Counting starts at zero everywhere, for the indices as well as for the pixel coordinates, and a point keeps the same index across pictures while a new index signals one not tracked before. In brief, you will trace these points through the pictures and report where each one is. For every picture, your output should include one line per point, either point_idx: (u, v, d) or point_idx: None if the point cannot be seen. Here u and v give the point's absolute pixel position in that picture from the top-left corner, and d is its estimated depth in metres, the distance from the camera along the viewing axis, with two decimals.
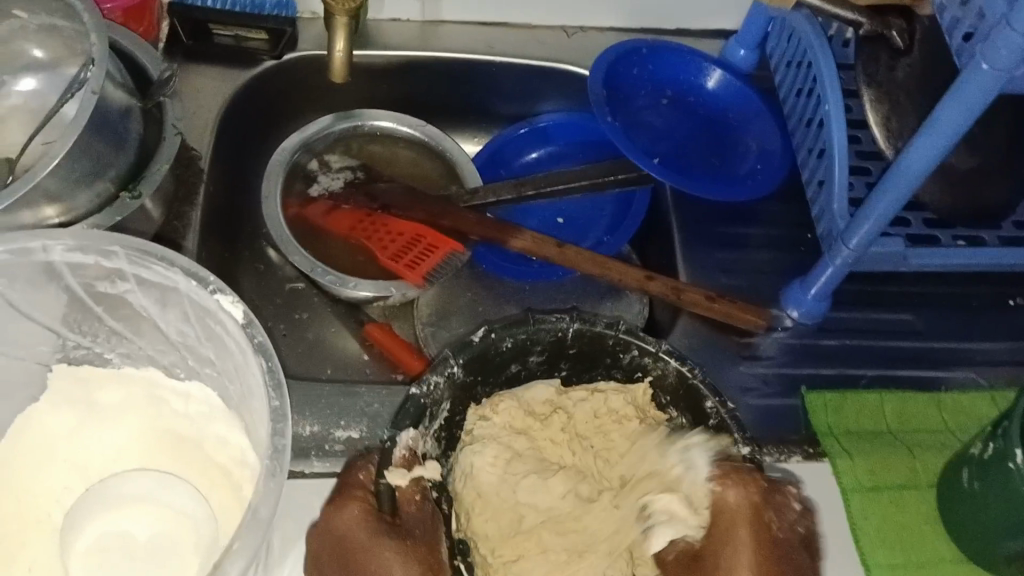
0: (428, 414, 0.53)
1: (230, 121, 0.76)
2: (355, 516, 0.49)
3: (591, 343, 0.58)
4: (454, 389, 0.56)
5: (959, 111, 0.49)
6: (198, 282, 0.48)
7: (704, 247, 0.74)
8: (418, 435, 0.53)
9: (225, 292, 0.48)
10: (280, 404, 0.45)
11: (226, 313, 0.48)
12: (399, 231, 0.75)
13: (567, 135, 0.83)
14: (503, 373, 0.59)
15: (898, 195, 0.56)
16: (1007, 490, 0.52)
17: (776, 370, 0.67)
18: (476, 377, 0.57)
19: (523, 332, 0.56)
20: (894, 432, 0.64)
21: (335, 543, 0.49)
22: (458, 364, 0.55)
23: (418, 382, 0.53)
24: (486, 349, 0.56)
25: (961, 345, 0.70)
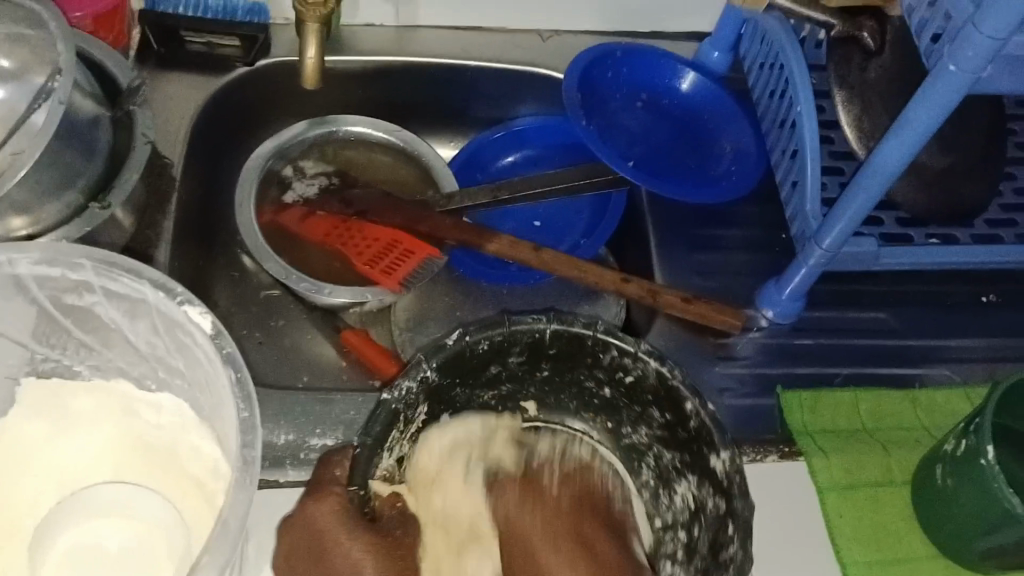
0: (400, 419, 0.52)
1: (202, 128, 0.75)
2: (329, 513, 0.48)
3: (568, 343, 0.56)
4: (429, 391, 0.54)
5: (927, 111, 0.50)
6: (166, 294, 0.48)
7: (680, 248, 0.74)
8: (390, 442, 0.51)
9: (193, 302, 0.47)
10: (250, 415, 0.45)
11: (195, 324, 0.47)
12: (376, 236, 0.75)
13: (542, 138, 0.83)
14: (484, 374, 0.58)
15: (871, 195, 0.56)
16: (980, 486, 0.53)
17: (753, 370, 0.68)
18: (453, 378, 0.56)
19: (500, 332, 0.54)
20: (870, 430, 0.64)
21: (312, 536, 0.48)
22: (432, 368, 0.53)
23: (389, 388, 0.51)
24: (462, 351, 0.54)
25: (936, 342, 0.71)
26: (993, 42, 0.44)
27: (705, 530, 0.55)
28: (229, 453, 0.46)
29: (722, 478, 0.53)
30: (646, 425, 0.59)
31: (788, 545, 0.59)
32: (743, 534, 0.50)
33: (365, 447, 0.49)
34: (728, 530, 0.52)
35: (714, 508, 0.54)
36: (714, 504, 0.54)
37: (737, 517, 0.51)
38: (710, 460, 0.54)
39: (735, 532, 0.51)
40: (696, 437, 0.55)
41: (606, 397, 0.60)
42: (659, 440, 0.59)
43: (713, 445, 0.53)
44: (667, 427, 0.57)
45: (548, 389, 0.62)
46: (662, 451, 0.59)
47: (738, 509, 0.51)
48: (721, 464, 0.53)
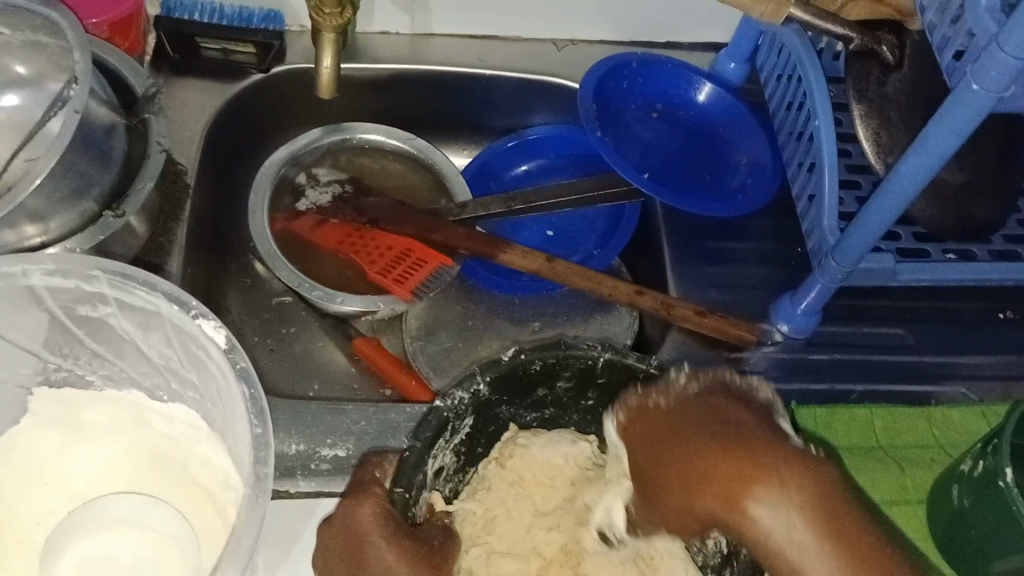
0: (449, 428, 0.51)
1: (216, 135, 0.75)
2: (368, 518, 0.47)
3: (620, 374, 0.54)
4: (478, 405, 0.53)
5: (950, 127, 0.49)
6: (180, 307, 0.48)
7: (693, 261, 0.74)
8: (437, 450, 0.51)
9: (208, 316, 0.47)
10: (263, 431, 0.45)
11: (209, 338, 0.47)
12: (389, 244, 0.74)
13: (556, 148, 0.82)
14: (531, 394, 0.56)
15: (888, 212, 0.56)
16: (996, 507, 0.52)
17: (766, 385, 0.67)
18: (500, 395, 0.54)
19: (554, 354, 0.53)
20: (885, 447, 0.63)
21: (348, 537, 0.47)
22: (485, 381, 0.53)
23: (442, 395, 0.51)
24: (515, 369, 0.53)
25: (950, 359, 0.70)
26: (1016, 62, 0.44)
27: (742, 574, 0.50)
28: (242, 464, 0.46)
29: None
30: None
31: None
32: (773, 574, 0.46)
33: (413, 455, 0.49)
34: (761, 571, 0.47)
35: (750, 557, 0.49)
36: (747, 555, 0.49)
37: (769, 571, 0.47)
38: None
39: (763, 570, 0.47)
40: None
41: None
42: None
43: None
44: None
45: (591, 419, 0.59)
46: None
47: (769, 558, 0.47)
48: None
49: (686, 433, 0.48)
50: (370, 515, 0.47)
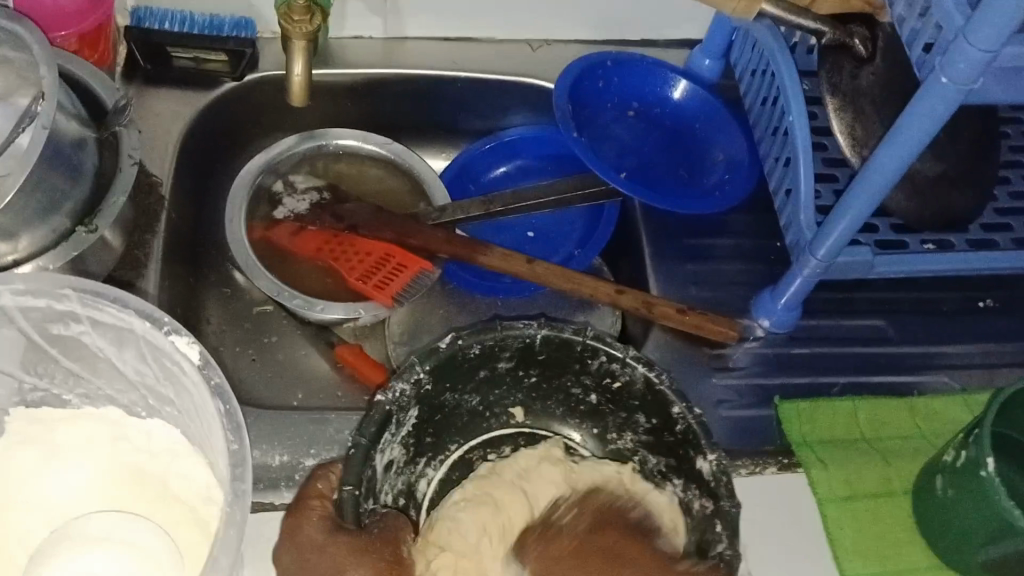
0: (393, 421, 0.52)
1: (190, 147, 0.74)
2: (317, 527, 0.48)
3: (558, 348, 0.57)
4: (421, 394, 0.55)
5: (921, 121, 0.49)
6: (153, 324, 0.47)
7: (673, 258, 0.73)
8: (383, 444, 0.52)
9: (181, 332, 0.46)
10: (240, 447, 0.44)
11: (183, 354, 0.46)
12: (368, 250, 0.74)
13: (535, 149, 0.82)
14: (474, 378, 0.58)
15: (866, 204, 0.56)
16: (981, 497, 0.53)
17: (748, 381, 0.67)
18: (443, 383, 0.56)
19: (492, 337, 0.56)
20: (869, 439, 0.64)
21: (301, 551, 0.48)
22: (425, 371, 0.54)
23: (382, 390, 0.52)
24: (454, 355, 0.55)
25: (932, 349, 0.70)
26: (986, 55, 0.44)
27: (693, 531, 0.54)
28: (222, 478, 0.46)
29: (710, 479, 0.52)
30: (632, 432, 0.61)
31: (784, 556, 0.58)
32: (730, 532, 0.49)
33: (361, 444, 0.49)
34: (716, 529, 0.50)
35: (701, 509, 0.54)
36: (701, 506, 0.54)
37: (725, 515, 0.50)
38: (695, 461, 0.54)
39: (723, 530, 0.50)
40: (682, 439, 0.55)
41: (593, 403, 0.61)
42: (645, 445, 0.60)
43: (700, 447, 0.54)
44: (644, 426, 0.59)
45: (534, 397, 0.62)
46: (648, 456, 0.60)
47: (725, 509, 0.50)
48: (707, 465, 0.53)
49: (566, 551, 0.53)
50: (316, 528, 0.48)
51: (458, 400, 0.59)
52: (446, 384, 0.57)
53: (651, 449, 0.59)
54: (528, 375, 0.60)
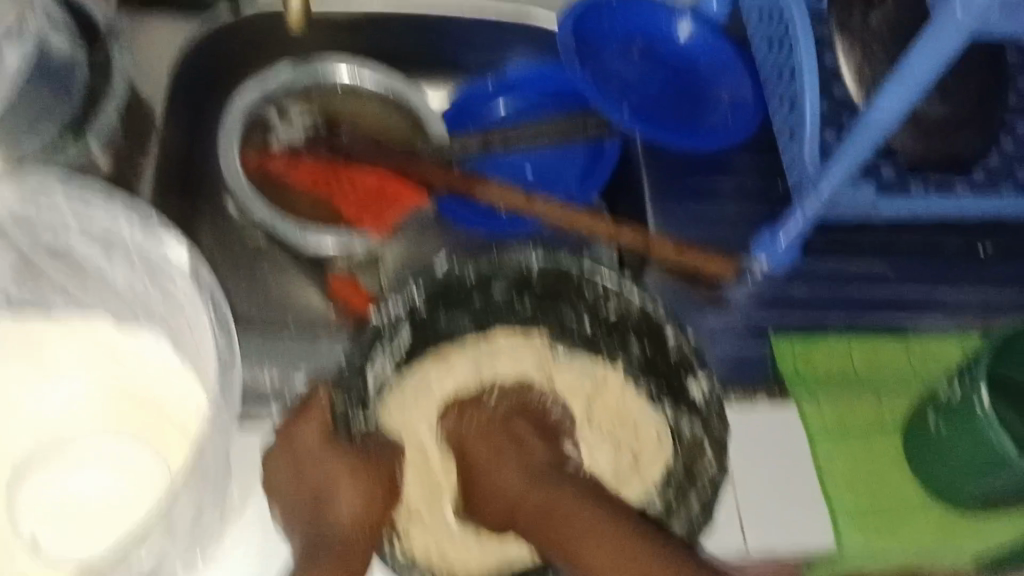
0: (386, 339, 0.53)
1: (184, 77, 0.74)
2: (313, 436, 0.50)
3: (555, 278, 0.57)
4: (413, 317, 0.55)
5: (929, 58, 0.48)
6: (140, 226, 0.47)
7: (675, 195, 0.72)
8: (375, 361, 0.53)
9: (171, 237, 0.46)
10: (225, 346, 0.45)
11: (172, 260, 0.46)
12: (364, 182, 0.73)
13: (537, 88, 0.80)
14: (467, 303, 0.58)
15: (867, 144, 0.55)
16: (972, 434, 0.53)
17: (744, 318, 0.67)
18: (437, 307, 0.57)
19: (487, 262, 0.55)
20: (863, 377, 0.64)
21: (296, 457, 0.50)
22: (420, 292, 0.54)
23: (375, 309, 0.52)
24: (448, 280, 0.55)
25: (930, 292, 0.70)
26: None
27: (681, 454, 0.58)
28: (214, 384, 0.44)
29: (703, 406, 0.55)
30: (627, 359, 0.61)
31: (771, 487, 0.59)
32: (717, 451, 0.53)
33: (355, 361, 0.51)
34: (703, 448, 0.54)
35: (692, 431, 0.56)
36: (690, 428, 0.57)
37: (713, 436, 0.54)
38: (689, 387, 0.56)
39: (710, 449, 0.54)
40: (676, 368, 0.56)
41: (589, 331, 0.61)
42: (637, 369, 0.61)
43: (693, 369, 0.55)
44: (637, 354, 0.60)
45: (529, 325, 0.62)
46: (640, 379, 0.61)
47: (714, 429, 0.54)
48: (700, 391, 0.54)
49: (472, 432, 0.59)
50: (314, 434, 0.50)
51: (451, 324, 0.59)
52: (439, 308, 0.57)
53: (643, 373, 0.60)
54: (522, 303, 0.60)
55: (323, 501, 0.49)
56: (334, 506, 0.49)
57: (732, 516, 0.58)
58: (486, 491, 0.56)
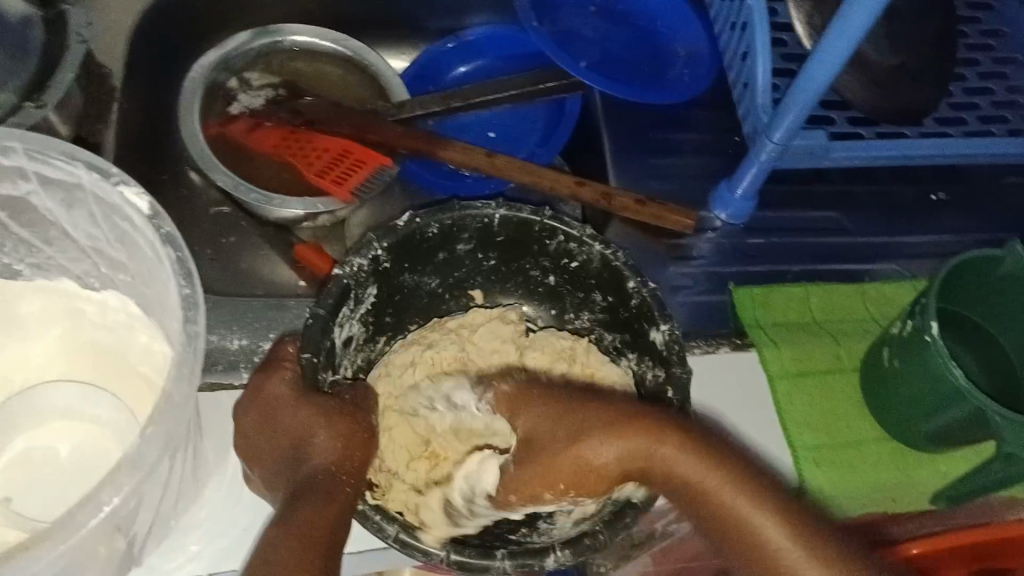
0: (352, 296, 0.54)
1: (142, 44, 0.73)
2: (281, 385, 0.50)
3: (517, 229, 0.58)
4: (378, 273, 0.56)
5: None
6: (100, 175, 0.43)
7: (635, 151, 0.73)
8: (342, 317, 0.53)
9: (130, 183, 0.43)
10: (192, 292, 0.42)
11: (131, 206, 0.43)
12: (326, 147, 0.73)
13: (496, 48, 0.81)
14: (433, 260, 0.59)
15: (812, 91, 0.56)
16: (926, 364, 0.54)
17: (706, 269, 0.68)
18: (402, 264, 0.58)
19: (449, 217, 0.56)
20: (821, 323, 0.65)
21: (265, 408, 0.50)
22: (383, 248, 0.55)
23: (341, 264, 0.53)
24: (412, 234, 0.56)
25: (886, 240, 0.72)
26: None
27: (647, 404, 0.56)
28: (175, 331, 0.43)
29: (663, 349, 0.55)
30: (588, 312, 0.62)
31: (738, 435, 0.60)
32: (682, 396, 0.52)
33: (321, 315, 0.51)
34: (667, 395, 0.53)
35: (655, 379, 0.55)
36: (654, 376, 0.56)
37: (676, 381, 0.53)
38: (650, 335, 0.56)
39: (674, 395, 0.52)
40: (637, 315, 0.57)
41: (551, 285, 0.63)
42: (601, 324, 0.62)
43: (654, 321, 0.56)
44: (602, 307, 0.61)
45: (494, 280, 0.64)
46: (604, 333, 0.62)
47: (676, 375, 0.53)
48: (661, 335, 0.55)
49: (526, 407, 0.52)
50: (281, 385, 0.50)
51: (417, 282, 0.60)
52: (405, 265, 0.58)
53: (607, 326, 0.61)
54: (486, 258, 0.61)
55: (294, 452, 0.49)
56: (313, 449, 0.48)
57: None
58: (568, 463, 0.47)
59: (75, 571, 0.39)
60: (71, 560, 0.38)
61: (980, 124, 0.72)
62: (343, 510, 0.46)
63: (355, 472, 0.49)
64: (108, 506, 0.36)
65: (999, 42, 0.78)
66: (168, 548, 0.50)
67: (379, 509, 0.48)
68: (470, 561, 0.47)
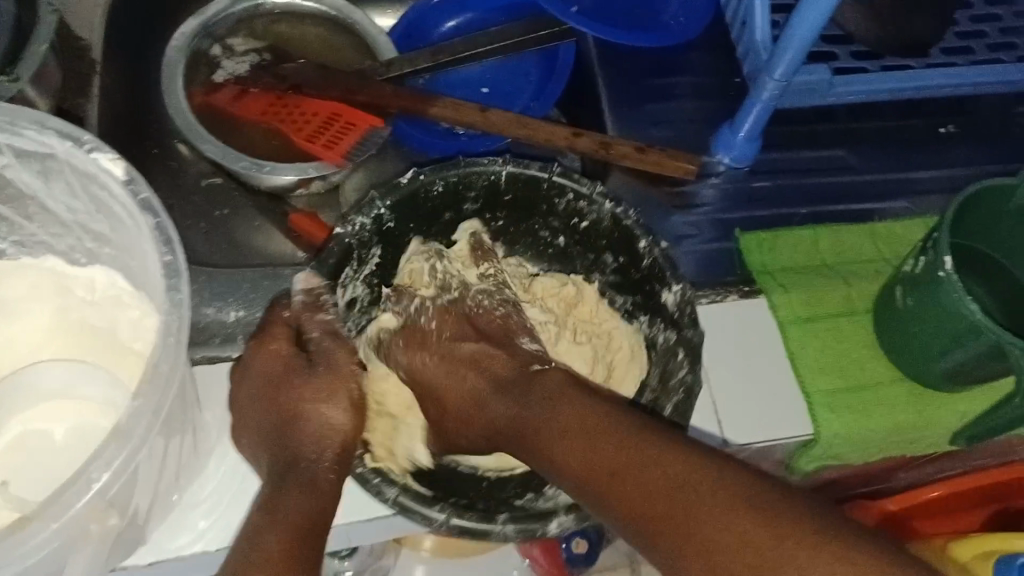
0: (355, 256, 0.54)
1: (119, 12, 0.71)
2: (274, 356, 0.51)
3: (525, 187, 0.57)
4: (381, 231, 0.55)
5: None
6: (74, 143, 0.42)
7: (632, 99, 0.71)
8: (343, 278, 0.53)
9: (103, 148, 0.41)
10: (174, 260, 0.40)
11: (106, 173, 0.41)
12: (315, 111, 0.71)
13: (485, 1, 0.79)
14: (439, 221, 0.59)
15: (809, 24, 0.53)
16: (939, 301, 0.53)
17: (711, 216, 0.66)
18: (408, 222, 0.57)
19: (454, 173, 0.55)
20: (831, 265, 0.63)
21: (256, 380, 0.51)
22: (386, 207, 0.54)
23: (343, 222, 0.53)
24: (416, 191, 0.55)
25: (895, 177, 0.70)
26: None
27: (657, 363, 0.56)
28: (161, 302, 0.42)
29: (675, 309, 0.54)
30: (600, 273, 0.61)
31: (749, 381, 0.59)
32: (692, 357, 0.53)
33: (319, 278, 0.52)
34: (678, 356, 0.54)
35: (666, 340, 0.56)
36: (665, 337, 0.56)
37: (686, 342, 0.53)
38: (661, 295, 0.55)
39: (685, 356, 0.53)
40: (648, 275, 0.56)
41: (562, 246, 0.61)
42: (611, 285, 0.60)
43: (666, 281, 0.55)
44: (612, 268, 0.59)
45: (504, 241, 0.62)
46: (614, 296, 0.60)
47: (688, 336, 0.53)
48: (672, 296, 0.54)
49: (429, 352, 0.57)
50: (273, 357, 0.51)
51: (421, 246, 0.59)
52: (412, 226, 0.57)
53: (614, 285, 0.60)
54: (495, 219, 0.60)
55: (289, 423, 0.50)
56: (302, 431, 0.50)
57: (708, 407, 0.58)
58: (453, 409, 0.55)
59: (71, 549, 0.38)
60: (64, 539, 0.37)
61: (988, 52, 0.70)
62: (323, 499, 0.46)
63: (341, 458, 0.49)
64: (98, 483, 0.35)
65: None
66: (173, 525, 0.49)
67: (380, 473, 0.49)
68: (471, 525, 0.47)
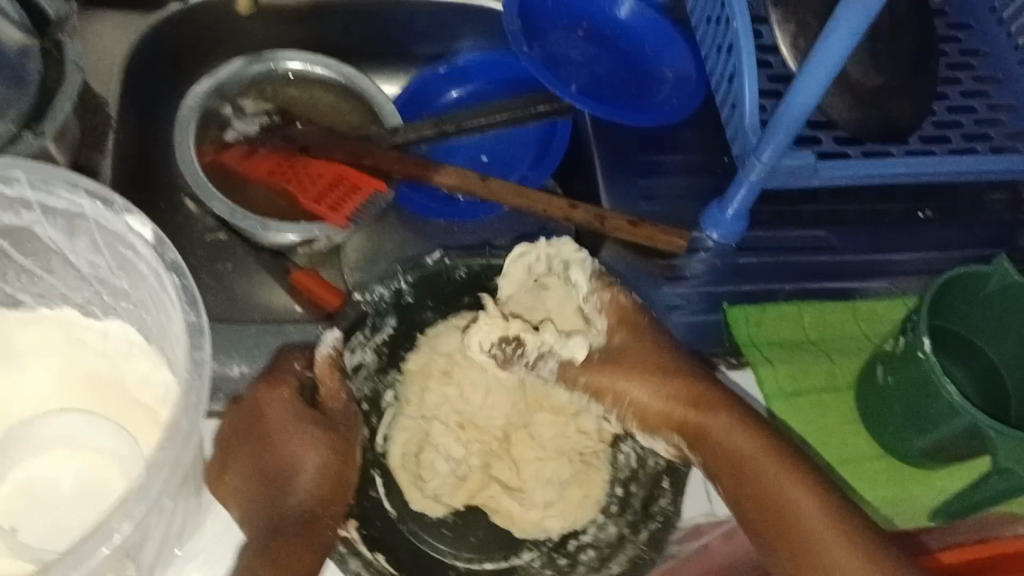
0: (369, 322, 0.57)
1: (135, 73, 0.74)
2: (280, 400, 0.52)
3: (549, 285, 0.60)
4: (399, 304, 0.58)
5: (848, 23, 0.50)
6: (103, 204, 0.44)
7: (625, 174, 0.74)
8: (354, 342, 0.56)
9: (133, 211, 0.44)
10: (198, 320, 0.42)
11: (136, 234, 0.44)
12: (320, 173, 0.73)
13: (483, 73, 0.82)
14: (459, 304, 0.61)
15: (803, 105, 0.56)
16: (915, 378, 0.55)
17: (701, 289, 0.69)
18: (426, 300, 0.60)
19: (478, 262, 0.60)
20: (815, 341, 0.66)
21: (255, 418, 0.52)
22: (407, 281, 0.58)
23: (362, 290, 0.56)
24: (440, 272, 0.59)
25: (876, 257, 0.73)
26: None
27: (641, 487, 0.58)
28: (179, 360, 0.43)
29: None
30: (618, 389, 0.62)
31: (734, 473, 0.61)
32: (676, 489, 0.56)
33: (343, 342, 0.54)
34: (663, 485, 0.56)
35: (655, 465, 0.58)
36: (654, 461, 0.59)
37: (673, 475, 0.57)
38: None
39: (669, 487, 0.56)
40: None
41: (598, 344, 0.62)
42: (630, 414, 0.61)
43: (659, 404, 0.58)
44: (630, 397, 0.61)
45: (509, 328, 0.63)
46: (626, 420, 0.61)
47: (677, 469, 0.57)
48: None
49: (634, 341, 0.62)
50: (280, 403, 0.52)
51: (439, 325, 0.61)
52: (429, 304, 0.60)
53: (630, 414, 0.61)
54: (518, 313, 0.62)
55: (277, 469, 0.52)
56: (298, 483, 0.51)
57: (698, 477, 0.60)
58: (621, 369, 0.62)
59: None
60: None
61: (963, 142, 0.74)
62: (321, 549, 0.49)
63: (337, 514, 0.51)
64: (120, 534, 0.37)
65: (980, 60, 0.79)
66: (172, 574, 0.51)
67: (349, 541, 0.51)
68: None
